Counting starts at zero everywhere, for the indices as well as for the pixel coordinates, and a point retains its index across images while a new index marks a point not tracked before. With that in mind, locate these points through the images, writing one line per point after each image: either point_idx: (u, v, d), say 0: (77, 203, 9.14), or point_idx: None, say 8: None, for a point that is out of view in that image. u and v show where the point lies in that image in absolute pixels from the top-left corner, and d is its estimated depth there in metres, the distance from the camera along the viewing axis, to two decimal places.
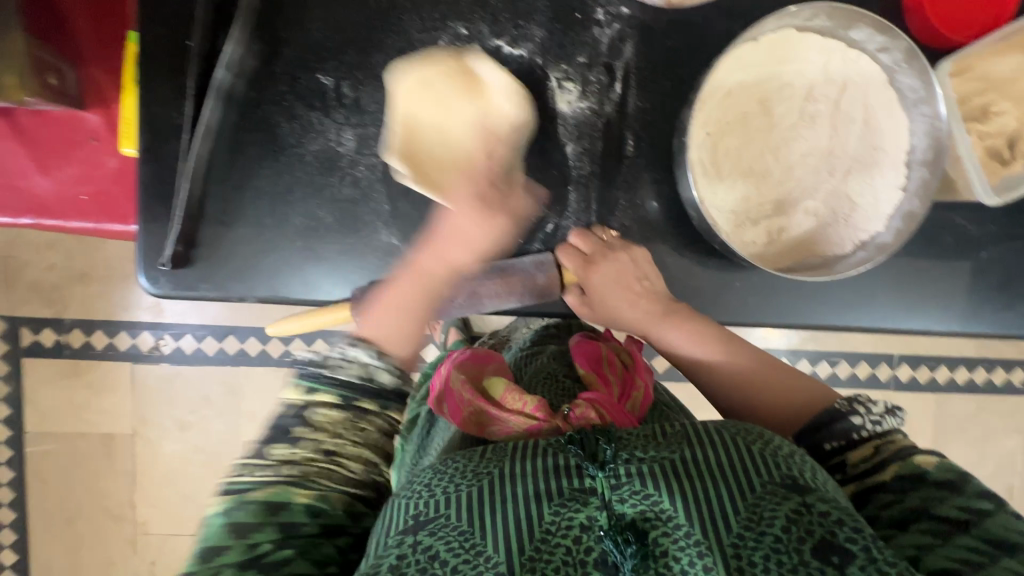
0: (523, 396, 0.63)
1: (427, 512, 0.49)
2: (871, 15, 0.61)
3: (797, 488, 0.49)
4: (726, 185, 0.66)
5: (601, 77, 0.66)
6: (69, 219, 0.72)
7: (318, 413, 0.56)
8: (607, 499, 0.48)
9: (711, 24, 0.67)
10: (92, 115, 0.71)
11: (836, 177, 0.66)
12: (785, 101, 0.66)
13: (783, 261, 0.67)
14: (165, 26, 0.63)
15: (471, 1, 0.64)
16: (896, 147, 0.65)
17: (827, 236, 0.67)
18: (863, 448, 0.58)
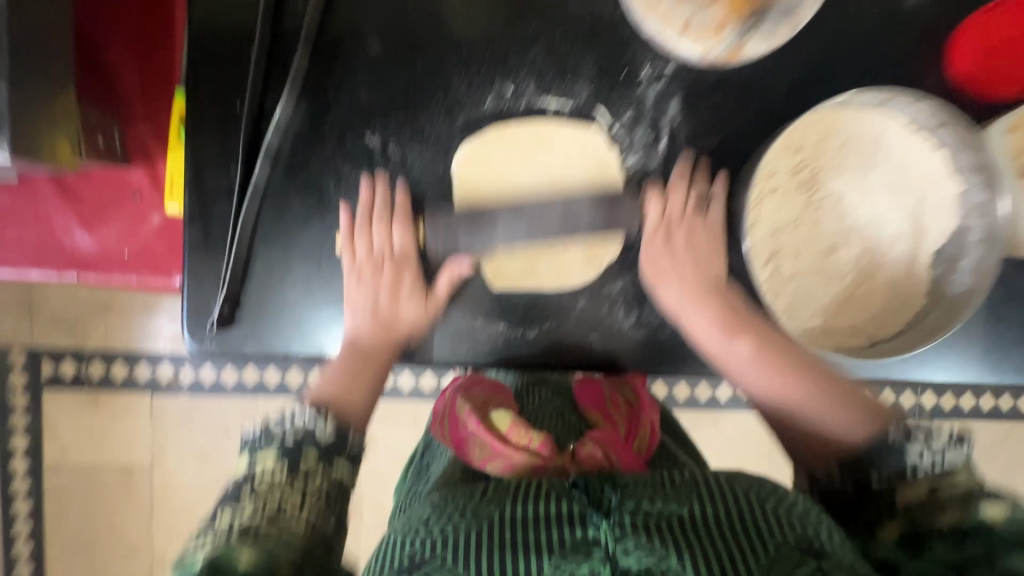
0: (530, 433, 0.64)
1: (421, 553, 0.48)
2: (927, 98, 0.61)
3: (814, 552, 0.46)
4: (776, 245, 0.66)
5: (646, 134, 0.66)
6: (111, 275, 0.72)
7: (260, 472, 0.52)
8: (611, 553, 0.45)
9: (756, 80, 0.66)
10: (137, 171, 0.72)
11: (888, 238, 0.66)
12: (834, 166, 0.66)
13: (833, 338, 0.66)
14: (213, 88, 0.63)
15: (517, 60, 0.65)
16: (938, 229, 0.64)
17: (874, 305, 0.66)
18: (915, 488, 0.52)
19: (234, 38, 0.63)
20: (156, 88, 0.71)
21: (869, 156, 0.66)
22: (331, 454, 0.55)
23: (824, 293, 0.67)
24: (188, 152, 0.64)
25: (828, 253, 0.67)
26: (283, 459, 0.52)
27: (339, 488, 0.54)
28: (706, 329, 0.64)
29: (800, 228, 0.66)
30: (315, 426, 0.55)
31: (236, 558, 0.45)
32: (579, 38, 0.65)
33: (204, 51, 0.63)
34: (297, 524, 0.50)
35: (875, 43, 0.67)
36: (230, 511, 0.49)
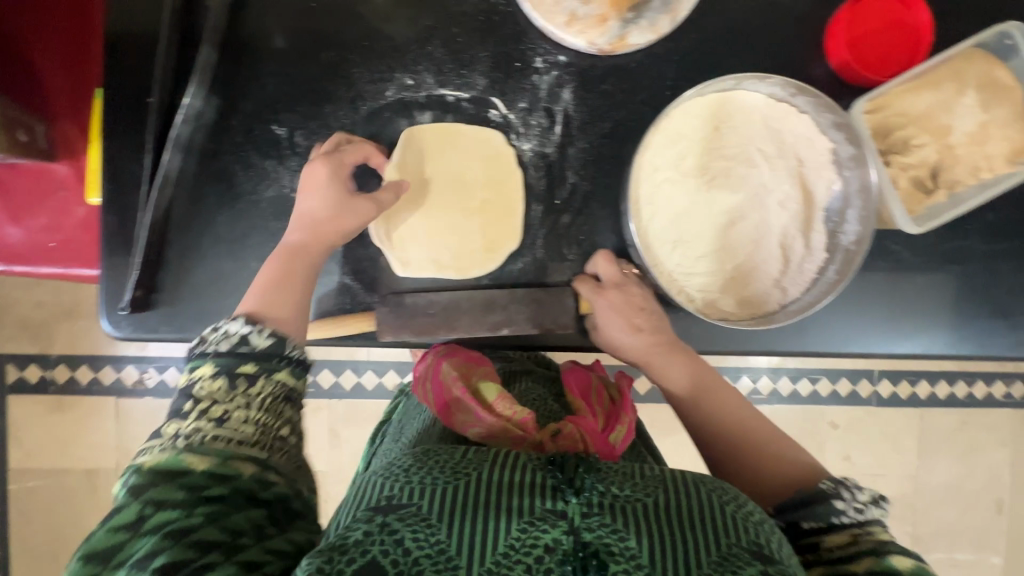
0: (517, 405, 0.61)
1: (401, 497, 0.49)
2: (781, 77, 0.65)
3: (764, 557, 0.47)
4: (664, 222, 0.70)
5: (542, 121, 0.70)
6: (38, 266, 0.75)
7: (200, 387, 0.53)
8: (575, 526, 0.47)
9: (644, 69, 0.70)
10: (62, 167, 0.75)
11: (774, 213, 0.70)
12: (717, 148, 0.70)
13: (733, 309, 0.70)
14: (127, 84, 0.67)
15: (416, 54, 0.69)
16: (823, 188, 0.69)
17: (763, 276, 0.70)
18: (840, 534, 0.56)
19: (145, 36, 0.67)
20: (80, 87, 0.74)
21: (751, 138, 0.69)
22: (270, 365, 0.55)
23: (721, 267, 0.70)
24: (104, 146, 0.67)
25: (719, 230, 0.70)
26: (219, 368, 0.54)
27: (289, 395, 0.56)
28: (669, 371, 0.70)
29: (690, 207, 0.70)
30: (252, 334, 0.56)
31: (187, 464, 0.50)
32: (474, 32, 0.69)
33: (116, 50, 0.67)
34: (244, 428, 0.53)
35: (756, 34, 0.71)
36: (176, 424, 0.52)
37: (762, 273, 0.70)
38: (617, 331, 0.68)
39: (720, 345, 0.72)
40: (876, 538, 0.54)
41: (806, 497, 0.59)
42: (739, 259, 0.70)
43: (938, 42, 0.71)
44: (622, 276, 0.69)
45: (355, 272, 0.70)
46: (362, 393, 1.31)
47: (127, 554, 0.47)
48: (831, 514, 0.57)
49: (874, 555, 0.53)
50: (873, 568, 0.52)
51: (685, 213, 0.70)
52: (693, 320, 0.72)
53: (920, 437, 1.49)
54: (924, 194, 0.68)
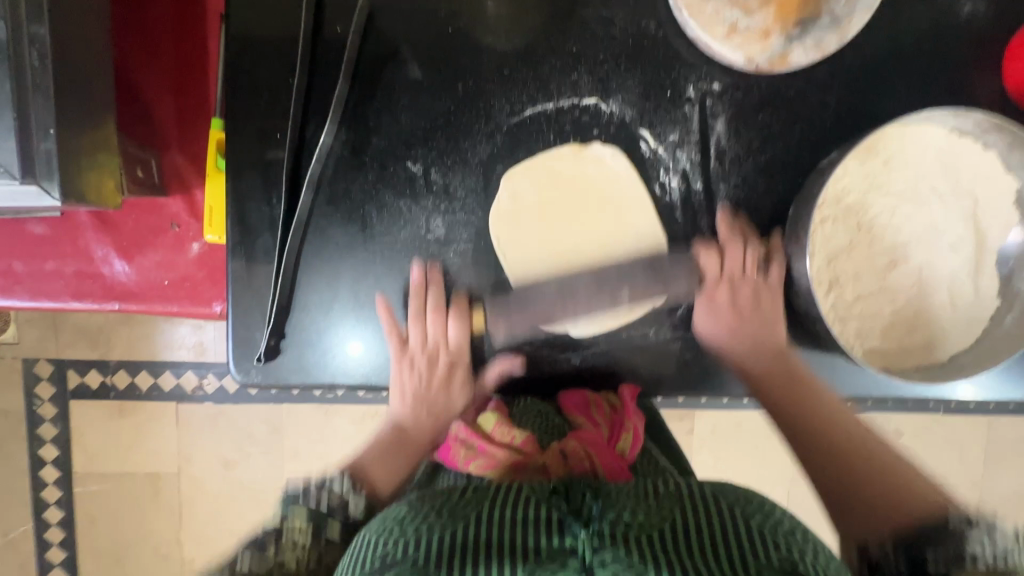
0: (513, 430, 0.61)
1: (394, 555, 0.46)
2: (987, 112, 0.59)
3: (797, 572, 0.43)
4: (825, 265, 0.65)
5: (693, 155, 0.65)
6: (153, 305, 0.72)
7: (289, 520, 0.54)
8: (587, 562, 0.43)
9: (805, 96, 0.65)
10: (175, 201, 0.71)
11: (944, 255, 0.65)
12: (887, 184, 0.65)
13: (899, 357, 0.66)
14: (254, 119, 0.62)
15: (560, 82, 0.63)
16: (997, 229, 0.64)
17: (931, 321, 0.66)
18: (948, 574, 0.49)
19: (271, 66, 0.62)
20: (190, 115, 0.70)
21: (925, 175, 0.64)
22: (330, 516, 0.55)
23: (887, 312, 0.66)
24: (230, 185, 0.63)
25: (881, 272, 0.66)
26: (309, 509, 0.54)
27: (332, 544, 0.53)
28: (748, 397, 0.66)
29: (851, 247, 0.65)
30: (349, 501, 0.58)
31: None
32: (622, 58, 0.63)
33: (243, 81, 0.62)
34: (303, 561, 0.51)
35: (931, 56, 0.65)
36: (232, 566, 0.49)
37: (929, 318, 0.66)
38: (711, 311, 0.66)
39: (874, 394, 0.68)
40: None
41: (864, 397, 0.49)
42: (901, 305, 0.66)
43: None
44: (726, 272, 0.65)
45: (494, 317, 0.66)
46: None
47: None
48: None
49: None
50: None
51: (846, 253, 0.65)
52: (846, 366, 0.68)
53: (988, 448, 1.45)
54: None
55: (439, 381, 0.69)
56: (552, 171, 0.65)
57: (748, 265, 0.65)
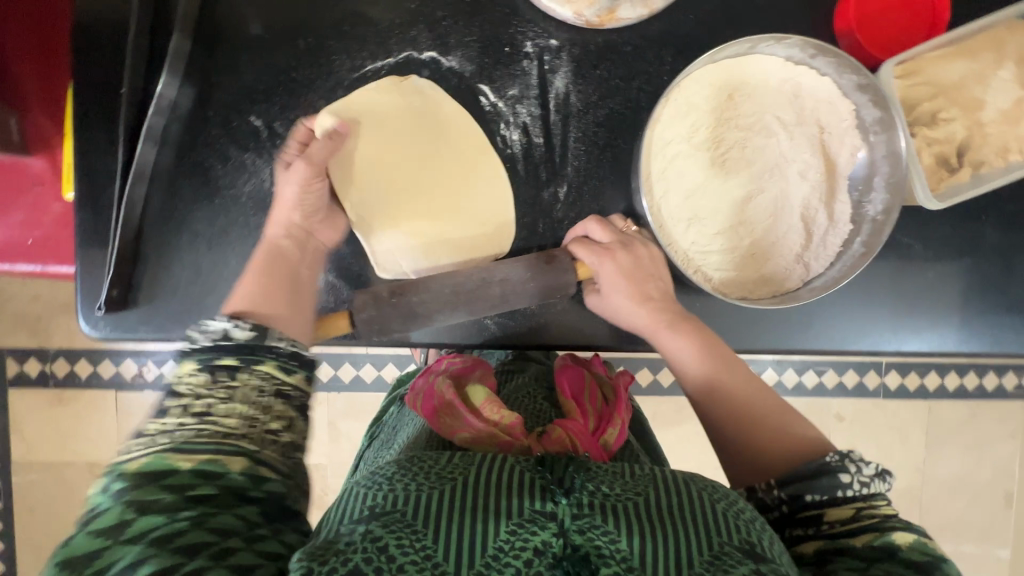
0: (501, 410, 0.67)
1: (383, 504, 0.49)
2: (799, 38, 0.61)
3: (753, 555, 0.47)
4: (677, 197, 0.66)
5: (533, 109, 0.66)
6: (16, 263, 0.72)
7: (182, 383, 0.48)
8: (564, 528, 0.48)
9: (641, 52, 0.66)
10: (37, 161, 0.72)
11: (797, 182, 0.65)
12: (735, 114, 0.66)
13: (763, 290, 0.66)
14: (100, 75, 0.64)
15: (400, 39, 0.65)
16: (846, 155, 0.65)
17: (789, 253, 0.66)
18: (844, 509, 0.52)
19: (114, 23, 0.64)
20: (52, 78, 0.71)
21: (770, 105, 0.66)
22: (253, 357, 0.49)
23: (745, 242, 0.66)
24: (77, 140, 0.64)
25: (737, 204, 0.66)
26: (198, 364, 0.48)
27: (278, 395, 0.49)
28: (613, 295, 0.66)
29: (705, 181, 0.66)
30: (234, 329, 0.50)
31: (174, 463, 0.45)
32: (459, 15, 0.65)
33: (87, 38, 0.63)
34: (227, 420, 0.47)
35: (763, 11, 0.67)
36: (157, 421, 0.47)
37: (787, 250, 0.66)
38: (622, 297, 0.65)
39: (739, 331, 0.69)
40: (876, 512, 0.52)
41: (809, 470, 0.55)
42: (756, 236, 0.66)
43: (956, 21, 0.67)
44: (621, 234, 0.67)
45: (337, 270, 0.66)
46: (357, 385, 1.29)
47: (106, 563, 0.42)
48: (837, 488, 0.53)
49: (876, 531, 0.51)
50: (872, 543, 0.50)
51: (698, 188, 0.66)
52: (709, 301, 0.69)
53: (926, 429, 1.45)
54: (947, 172, 0.64)
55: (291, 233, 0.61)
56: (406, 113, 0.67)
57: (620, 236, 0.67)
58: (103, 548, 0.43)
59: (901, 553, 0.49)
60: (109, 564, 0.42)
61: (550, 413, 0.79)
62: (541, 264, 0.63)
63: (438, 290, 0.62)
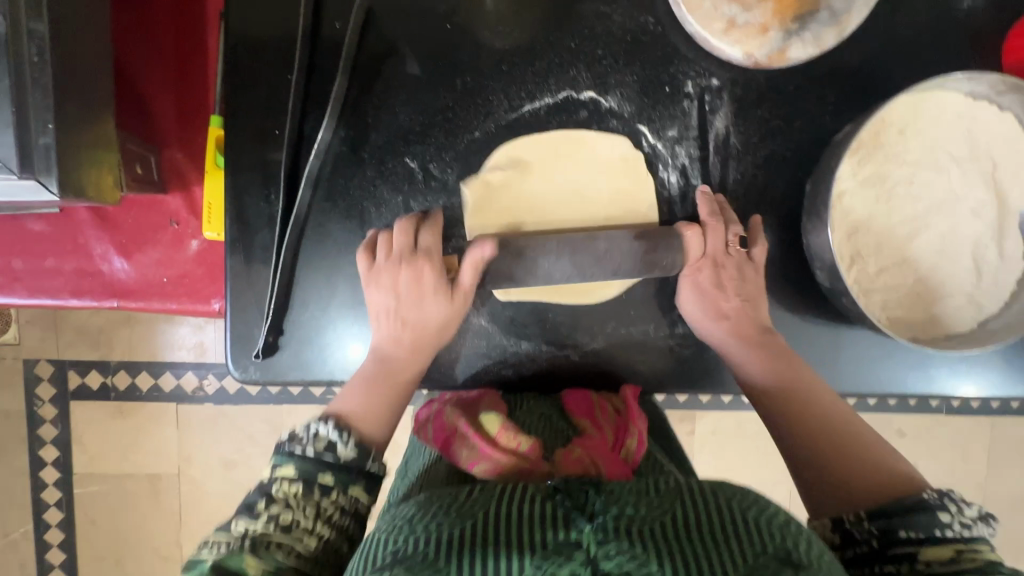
0: (520, 435, 0.55)
1: (406, 549, 0.44)
2: (1000, 75, 0.57)
3: (793, 565, 0.40)
4: (841, 234, 0.65)
5: (692, 150, 0.65)
6: (151, 301, 0.72)
7: (277, 483, 0.50)
8: (591, 554, 0.40)
9: (804, 91, 0.64)
10: (174, 198, 0.71)
11: (967, 219, 0.64)
12: (908, 148, 0.64)
13: (935, 330, 0.65)
14: (254, 116, 0.62)
15: (558, 78, 0.63)
16: (1019, 192, 0.64)
17: (957, 292, 0.65)
18: (942, 549, 0.47)
19: (270, 62, 0.62)
20: (190, 113, 0.70)
21: (945, 140, 0.64)
22: (344, 476, 0.52)
23: (911, 279, 0.66)
24: (229, 182, 0.63)
25: (901, 242, 0.65)
26: (299, 475, 0.50)
27: (354, 511, 0.52)
28: (691, 301, 0.64)
29: (871, 218, 0.65)
30: (339, 443, 0.53)
31: (246, 564, 0.46)
32: (620, 54, 0.63)
33: (243, 79, 0.62)
34: (307, 543, 0.49)
35: (930, 50, 0.65)
36: (245, 519, 0.49)
37: (955, 289, 0.65)
38: (702, 313, 0.64)
39: (899, 375, 0.68)
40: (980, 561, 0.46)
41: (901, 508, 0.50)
42: (922, 273, 0.65)
43: None
44: (724, 252, 0.63)
45: (492, 314, 0.65)
46: None
47: None
48: (934, 526, 0.48)
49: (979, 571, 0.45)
50: None
51: (862, 226, 0.66)
52: (870, 342, 0.68)
53: (991, 447, 1.45)
54: None
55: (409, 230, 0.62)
56: (567, 151, 0.65)
57: (732, 245, 0.63)
58: None
59: None
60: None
61: (568, 431, 0.61)
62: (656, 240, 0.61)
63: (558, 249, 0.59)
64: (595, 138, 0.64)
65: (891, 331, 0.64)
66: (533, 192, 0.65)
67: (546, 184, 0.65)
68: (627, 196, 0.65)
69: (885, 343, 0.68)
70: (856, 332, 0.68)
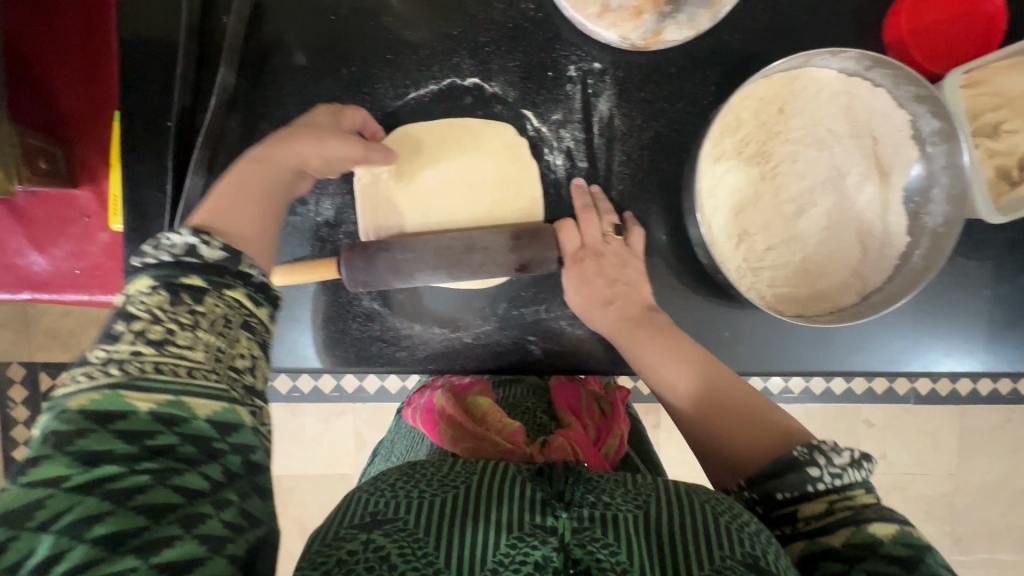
0: (506, 423, 0.66)
1: (386, 513, 0.46)
2: (855, 50, 0.59)
3: (759, 568, 0.42)
4: (728, 212, 0.66)
5: (577, 133, 0.66)
6: (64, 293, 0.74)
7: (133, 301, 0.41)
8: (564, 541, 0.44)
9: (685, 73, 0.65)
10: (84, 192, 0.73)
11: (848, 195, 0.65)
12: (790, 126, 0.65)
13: (820, 306, 0.66)
14: (147, 108, 0.64)
15: (442, 65, 0.65)
16: (900, 167, 0.64)
17: (841, 267, 0.65)
18: (817, 503, 0.47)
19: (161, 55, 0.64)
20: (96, 109, 0.72)
21: (825, 118, 0.64)
22: (222, 280, 0.44)
23: (798, 257, 0.66)
24: (126, 173, 0.65)
25: (788, 219, 0.66)
26: (157, 283, 0.42)
27: (241, 314, 0.44)
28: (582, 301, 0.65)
29: (757, 197, 0.66)
30: (200, 245, 0.44)
31: (134, 403, 0.38)
32: (502, 40, 0.65)
33: (134, 73, 0.64)
34: (192, 352, 0.41)
35: (810, 28, 0.65)
36: (104, 347, 0.40)
37: (839, 265, 0.65)
38: (590, 307, 0.64)
39: (793, 352, 0.69)
40: (855, 509, 0.46)
41: (776, 467, 0.51)
42: (809, 250, 0.66)
43: (1009, 34, 0.65)
44: (602, 241, 0.65)
45: (384, 297, 0.67)
46: (388, 397, 1.28)
47: (49, 518, 0.34)
48: (806, 483, 0.48)
49: (852, 525, 0.45)
50: (851, 540, 0.44)
51: (748, 204, 0.66)
52: (763, 320, 0.68)
53: (960, 434, 1.42)
54: (1008, 185, 0.62)
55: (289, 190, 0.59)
56: (447, 140, 0.66)
57: (609, 234, 0.65)
58: (44, 459, 0.36)
59: (882, 548, 0.43)
60: (21, 559, 0.33)
61: (548, 425, 0.72)
62: (525, 238, 0.63)
63: (422, 253, 0.62)
64: (475, 126, 0.66)
65: (772, 309, 0.65)
66: (426, 182, 0.67)
67: (441, 175, 0.67)
68: (513, 184, 0.67)
69: (777, 321, 0.68)
70: (749, 310, 0.68)
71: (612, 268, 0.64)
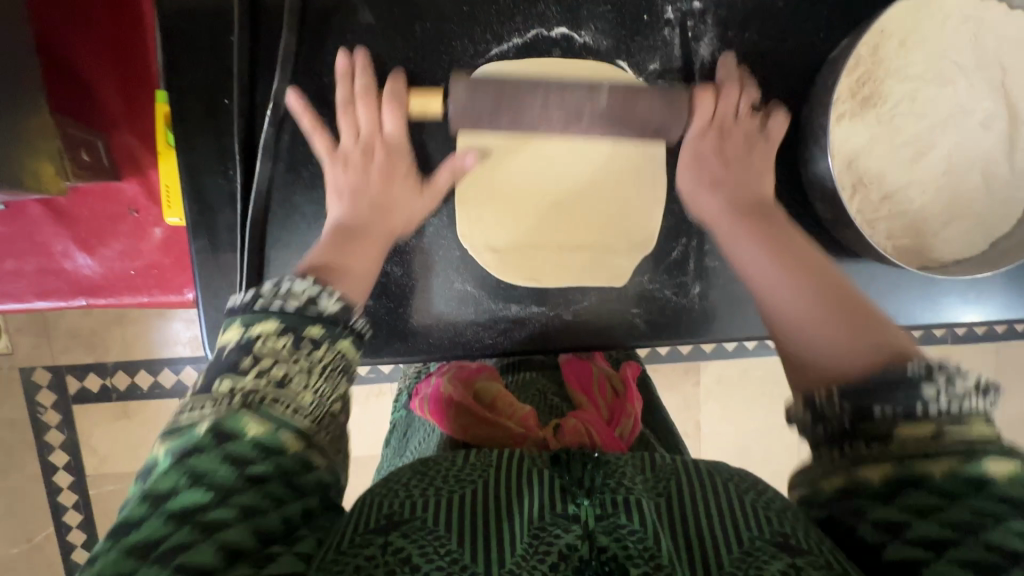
0: (515, 403, 0.62)
1: (399, 513, 0.41)
2: None
3: (789, 547, 0.37)
4: (846, 160, 0.61)
5: (676, 84, 0.60)
6: (122, 297, 0.68)
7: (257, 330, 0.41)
8: (590, 530, 0.38)
9: (794, 8, 0.59)
10: (130, 185, 0.67)
11: (973, 134, 0.60)
12: (914, 59, 0.59)
13: (947, 253, 0.61)
14: (200, 85, 0.57)
15: (525, 14, 0.58)
16: None
17: (968, 212, 0.61)
18: (924, 425, 0.38)
19: (211, 23, 0.56)
20: (135, 94, 0.66)
21: (951, 48, 0.59)
22: (335, 333, 0.44)
23: (920, 204, 0.61)
24: (183, 160, 0.58)
25: (907, 164, 0.61)
26: (280, 326, 0.42)
27: (347, 369, 0.45)
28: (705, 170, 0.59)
29: (874, 141, 0.60)
30: (322, 296, 0.44)
31: (244, 429, 0.38)
32: None
33: (182, 45, 0.56)
34: (304, 403, 0.41)
35: None
36: (230, 378, 0.40)
37: (966, 210, 0.61)
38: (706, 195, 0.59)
39: (906, 307, 0.65)
40: (972, 440, 0.37)
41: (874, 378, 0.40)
42: (931, 196, 0.61)
43: None
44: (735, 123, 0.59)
45: (477, 278, 0.63)
46: None
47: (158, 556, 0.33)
48: (918, 401, 0.38)
49: (962, 455, 0.36)
50: (957, 473, 0.36)
51: (868, 150, 0.60)
52: (876, 273, 0.64)
53: None
54: None
55: (379, 180, 0.58)
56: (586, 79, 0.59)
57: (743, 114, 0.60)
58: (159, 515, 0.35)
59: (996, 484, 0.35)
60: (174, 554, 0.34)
61: (562, 407, 0.68)
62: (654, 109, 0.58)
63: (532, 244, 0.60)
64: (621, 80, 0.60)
65: (899, 258, 0.61)
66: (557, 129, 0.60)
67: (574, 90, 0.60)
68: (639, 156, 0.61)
69: (890, 273, 0.64)
70: (862, 265, 0.64)
71: (735, 152, 0.59)
